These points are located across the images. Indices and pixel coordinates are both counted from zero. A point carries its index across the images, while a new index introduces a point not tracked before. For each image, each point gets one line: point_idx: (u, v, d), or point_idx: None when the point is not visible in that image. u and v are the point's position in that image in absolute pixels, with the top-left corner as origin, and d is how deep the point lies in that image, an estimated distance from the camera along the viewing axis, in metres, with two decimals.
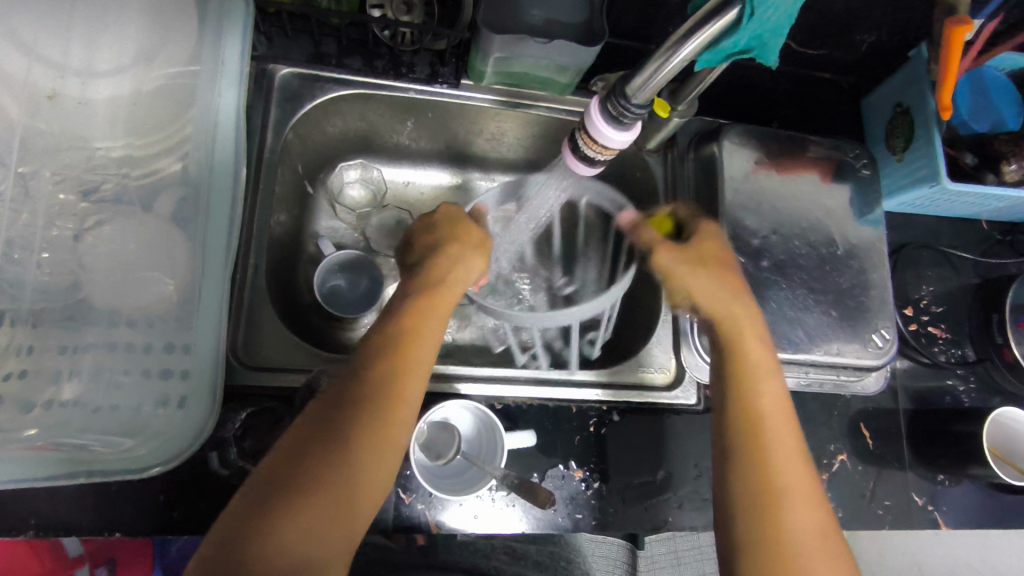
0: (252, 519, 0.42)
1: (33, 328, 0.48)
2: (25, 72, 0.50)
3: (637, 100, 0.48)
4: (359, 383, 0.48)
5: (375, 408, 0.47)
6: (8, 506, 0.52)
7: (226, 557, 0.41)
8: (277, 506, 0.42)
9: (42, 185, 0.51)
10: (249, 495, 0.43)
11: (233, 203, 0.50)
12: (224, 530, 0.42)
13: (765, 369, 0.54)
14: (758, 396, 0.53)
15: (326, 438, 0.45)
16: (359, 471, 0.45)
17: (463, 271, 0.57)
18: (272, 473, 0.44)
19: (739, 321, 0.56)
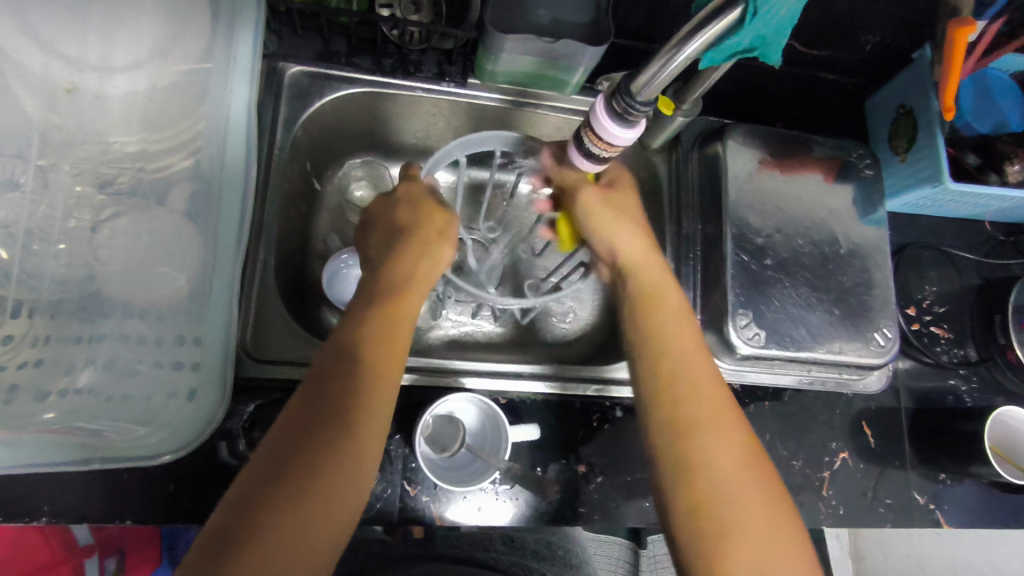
0: (249, 515, 0.42)
1: (51, 318, 0.49)
2: (43, 67, 0.52)
3: (641, 97, 0.47)
4: (346, 374, 0.49)
5: (361, 399, 0.49)
6: (24, 492, 0.53)
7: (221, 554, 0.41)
8: (273, 501, 0.43)
9: (60, 177, 0.52)
10: (243, 492, 0.44)
11: (244, 199, 0.51)
12: (219, 527, 0.43)
13: (699, 364, 0.56)
14: (686, 394, 0.54)
15: (318, 430, 0.46)
16: (353, 462, 0.46)
17: (429, 265, 0.58)
18: (264, 467, 0.45)
19: (660, 321, 0.58)
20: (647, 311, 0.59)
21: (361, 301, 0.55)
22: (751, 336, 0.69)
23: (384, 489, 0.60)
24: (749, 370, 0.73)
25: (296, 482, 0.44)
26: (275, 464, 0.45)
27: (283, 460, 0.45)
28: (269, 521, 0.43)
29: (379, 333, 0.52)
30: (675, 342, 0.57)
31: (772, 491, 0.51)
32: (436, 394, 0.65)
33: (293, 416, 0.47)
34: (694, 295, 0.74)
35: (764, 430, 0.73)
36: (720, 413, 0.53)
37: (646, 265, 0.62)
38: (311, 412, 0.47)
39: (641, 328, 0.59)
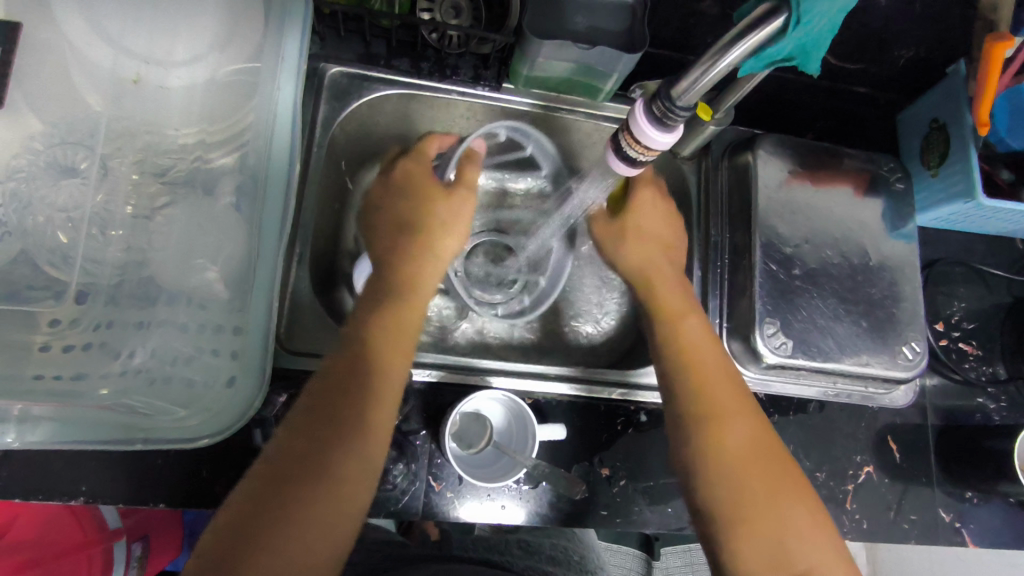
0: (273, 498, 0.45)
1: (109, 304, 0.50)
2: (111, 61, 0.54)
3: (682, 102, 0.48)
4: (354, 372, 0.51)
5: (368, 394, 0.50)
6: (65, 470, 0.54)
7: (241, 534, 0.43)
8: (295, 485, 0.45)
9: (121, 165, 0.54)
10: (263, 478, 0.46)
11: (288, 192, 0.53)
12: (239, 508, 0.44)
13: (716, 375, 0.58)
14: (713, 393, 0.57)
15: (327, 425, 0.48)
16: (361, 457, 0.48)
17: (437, 262, 0.61)
18: (277, 458, 0.46)
19: (687, 333, 0.61)
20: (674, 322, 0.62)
21: (371, 300, 0.56)
22: (778, 345, 0.69)
23: (410, 483, 0.61)
24: (774, 380, 0.73)
25: (307, 476, 0.46)
26: (286, 458, 0.46)
27: (303, 445, 0.47)
28: (281, 514, 0.44)
29: (383, 331, 0.54)
30: (703, 352, 0.59)
31: (796, 495, 0.54)
32: (463, 394, 0.65)
33: (306, 412, 0.49)
34: (720, 303, 0.74)
35: (788, 440, 0.72)
36: (743, 417, 0.56)
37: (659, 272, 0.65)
38: (322, 406, 0.49)
39: (669, 332, 0.61)
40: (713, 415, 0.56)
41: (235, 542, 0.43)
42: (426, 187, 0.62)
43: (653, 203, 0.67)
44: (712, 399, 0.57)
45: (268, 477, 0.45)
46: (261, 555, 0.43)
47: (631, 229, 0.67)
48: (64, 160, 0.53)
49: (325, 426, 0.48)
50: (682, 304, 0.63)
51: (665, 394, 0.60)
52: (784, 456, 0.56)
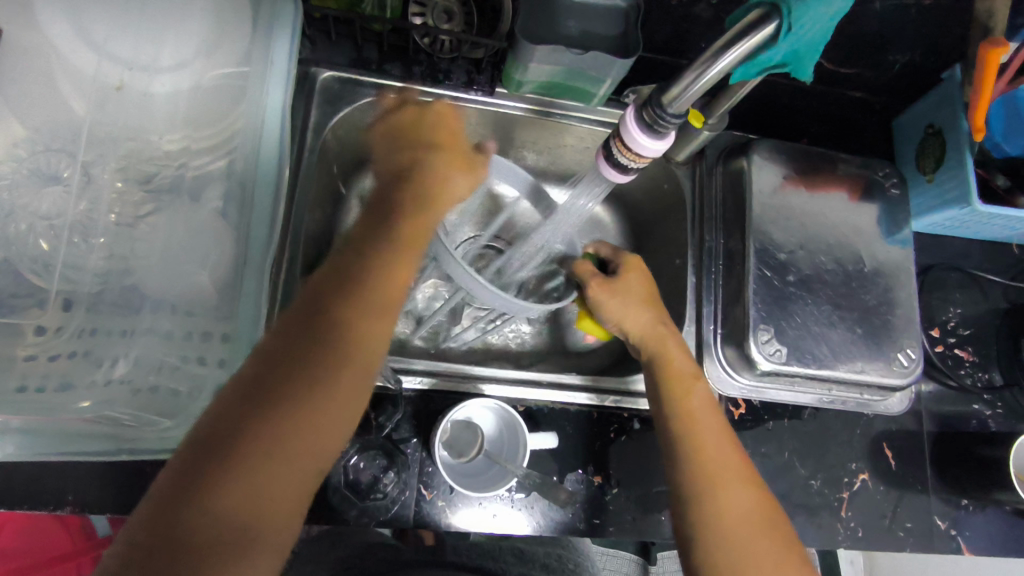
0: (224, 446, 0.41)
1: (89, 311, 0.47)
2: (95, 67, 0.53)
3: (671, 109, 0.48)
4: (333, 334, 0.46)
5: (338, 362, 0.45)
6: (47, 481, 0.54)
7: (188, 481, 0.40)
8: (248, 436, 0.41)
9: (104, 172, 0.53)
10: (217, 423, 0.42)
11: (276, 196, 0.54)
12: (191, 452, 0.41)
13: (719, 448, 0.57)
14: (714, 457, 0.57)
15: (294, 389, 0.44)
16: (322, 425, 0.44)
17: (439, 207, 0.56)
18: (235, 404, 0.42)
19: (694, 397, 0.60)
20: (668, 370, 0.61)
21: (361, 248, 0.51)
22: (772, 352, 0.68)
23: (401, 492, 0.60)
24: (769, 387, 0.72)
25: (262, 440, 0.42)
26: (248, 397, 0.43)
27: (264, 395, 0.43)
28: (228, 478, 0.40)
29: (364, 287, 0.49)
30: (699, 418, 0.58)
31: (791, 560, 0.54)
32: (454, 401, 0.65)
33: (267, 373, 0.44)
34: (714, 310, 0.73)
35: (783, 448, 0.72)
36: (744, 486, 0.56)
37: (654, 338, 0.62)
38: (291, 368, 0.44)
39: (668, 393, 0.60)
40: (717, 484, 0.55)
41: (182, 488, 0.40)
42: (435, 129, 0.59)
43: (643, 282, 0.65)
44: (712, 466, 0.56)
45: (222, 423, 0.42)
46: (202, 520, 0.39)
47: (625, 291, 0.63)
48: (47, 167, 0.52)
49: (291, 388, 0.43)
50: (689, 368, 0.61)
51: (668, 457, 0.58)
52: (781, 522, 0.56)
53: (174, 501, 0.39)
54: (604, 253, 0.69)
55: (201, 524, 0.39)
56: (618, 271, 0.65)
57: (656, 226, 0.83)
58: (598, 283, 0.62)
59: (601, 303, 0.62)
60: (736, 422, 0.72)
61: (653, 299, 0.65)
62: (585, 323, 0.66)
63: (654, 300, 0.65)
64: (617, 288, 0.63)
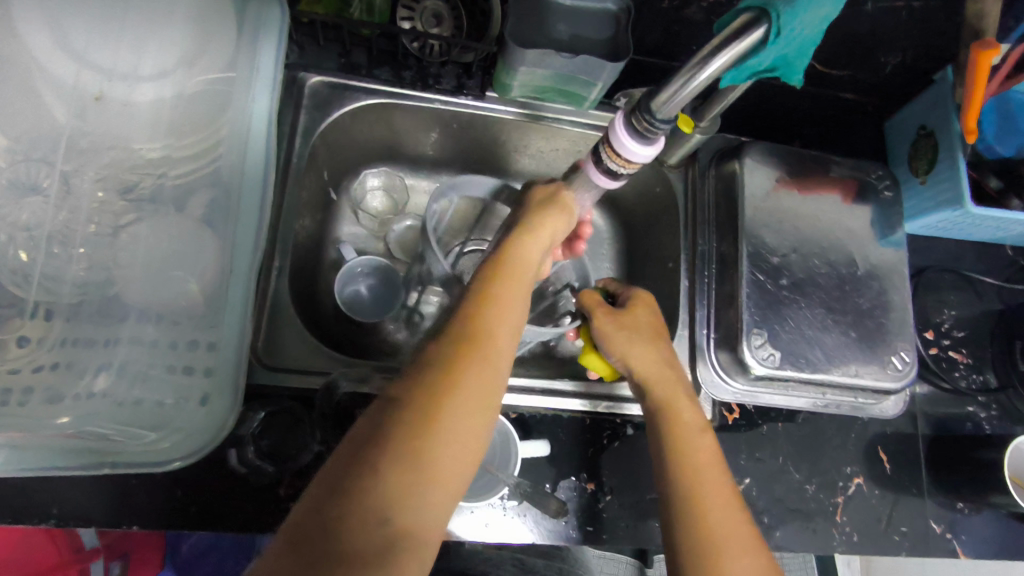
0: (349, 465, 0.37)
1: (67, 321, 0.48)
2: (74, 76, 0.52)
3: (660, 114, 0.47)
4: (449, 351, 0.42)
5: (459, 360, 0.42)
6: (32, 494, 0.53)
7: (316, 510, 0.35)
8: (373, 448, 0.37)
9: (84, 182, 0.52)
10: (345, 448, 0.38)
11: (262, 207, 0.52)
12: (318, 484, 0.37)
13: (714, 495, 0.54)
14: (715, 518, 0.53)
15: (411, 403, 0.39)
16: (448, 446, 0.39)
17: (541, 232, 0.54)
18: (362, 426, 0.39)
19: (700, 451, 0.56)
20: (670, 415, 0.58)
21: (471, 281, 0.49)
22: (765, 356, 0.68)
23: None
24: (763, 392, 0.71)
25: (383, 467, 0.37)
26: (374, 417, 0.39)
27: (387, 409, 0.39)
28: (347, 509, 0.35)
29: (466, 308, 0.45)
30: (702, 475, 0.55)
31: None
32: None
33: (390, 391, 0.41)
34: (707, 313, 0.73)
35: (777, 452, 0.71)
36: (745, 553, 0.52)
37: (667, 382, 0.60)
38: (404, 385, 0.41)
39: (671, 444, 0.57)
40: (716, 548, 0.51)
41: (309, 520, 0.35)
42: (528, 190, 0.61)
43: (654, 322, 0.63)
44: (712, 526, 0.52)
45: (349, 445, 0.38)
46: (330, 540, 0.34)
47: (633, 326, 0.62)
48: (27, 177, 0.51)
49: (404, 413, 0.39)
50: (694, 418, 0.58)
51: (663, 509, 0.55)
52: None
53: (305, 531, 0.35)
54: (612, 287, 0.68)
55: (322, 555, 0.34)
56: (627, 304, 0.64)
57: (649, 230, 0.82)
58: (603, 316, 0.61)
59: (605, 336, 0.61)
60: (729, 426, 0.71)
61: (662, 337, 0.63)
62: (589, 358, 0.64)
63: (663, 339, 0.63)
64: (624, 323, 0.61)
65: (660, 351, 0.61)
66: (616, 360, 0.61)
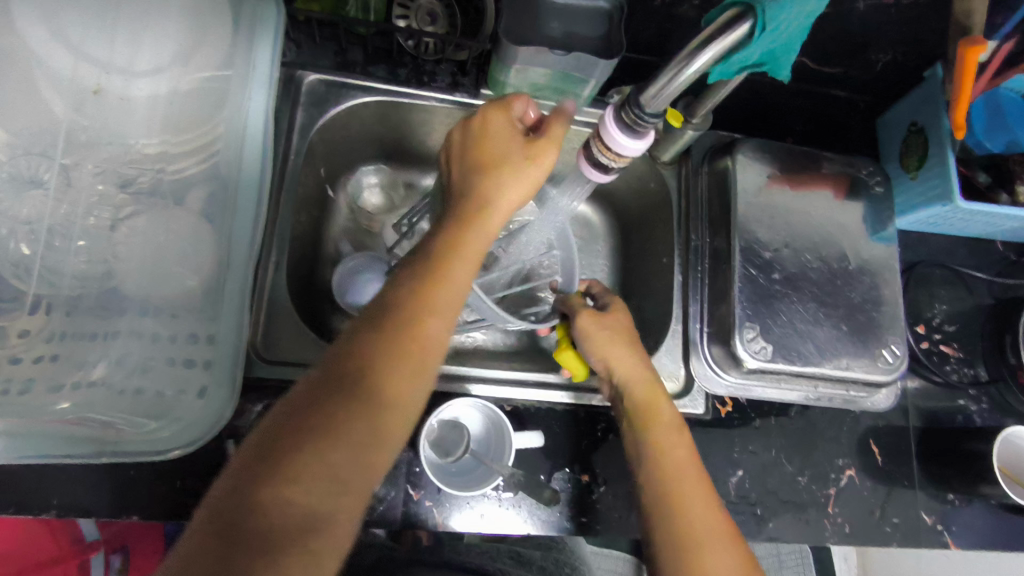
0: (281, 450, 0.39)
1: (67, 315, 0.48)
2: (71, 69, 0.52)
3: (649, 109, 0.48)
4: (393, 341, 0.44)
5: (403, 350, 0.44)
6: (31, 485, 0.53)
7: (242, 491, 0.37)
8: (308, 435, 0.39)
9: (84, 176, 0.53)
10: (279, 429, 0.40)
11: (260, 202, 0.52)
12: (248, 463, 0.39)
13: (699, 498, 0.55)
14: (693, 516, 0.54)
15: (353, 392, 0.42)
16: (382, 425, 0.42)
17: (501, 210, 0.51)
18: (299, 407, 0.41)
19: (674, 448, 0.57)
20: (647, 417, 0.59)
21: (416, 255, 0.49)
22: (757, 349, 0.69)
23: (388, 491, 0.61)
24: (756, 385, 0.72)
25: (318, 454, 0.39)
26: (310, 400, 0.41)
27: (328, 395, 0.41)
28: (277, 493, 0.37)
29: (417, 285, 0.46)
30: (679, 473, 0.56)
31: None
32: (441, 401, 0.65)
33: (331, 375, 0.42)
34: (700, 308, 0.74)
35: (770, 445, 0.72)
36: (725, 546, 0.53)
37: (646, 388, 0.60)
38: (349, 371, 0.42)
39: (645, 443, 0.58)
40: (697, 545, 0.53)
41: (236, 499, 0.37)
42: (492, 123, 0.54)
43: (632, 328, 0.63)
44: (692, 525, 0.54)
45: (284, 427, 0.40)
46: (256, 523, 0.36)
47: (614, 329, 0.61)
48: (27, 171, 0.52)
49: (345, 401, 0.41)
50: (671, 415, 0.59)
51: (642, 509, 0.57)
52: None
53: (234, 511, 0.37)
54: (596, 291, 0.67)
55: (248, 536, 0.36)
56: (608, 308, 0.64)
57: (644, 226, 0.83)
58: (586, 316, 0.61)
59: (588, 335, 0.60)
60: (723, 420, 0.72)
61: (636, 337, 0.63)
62: (565, 355, 0.63)
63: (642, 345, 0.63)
64: (605, 325, 0.61)
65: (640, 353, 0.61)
66: (597, 361, 0.61)
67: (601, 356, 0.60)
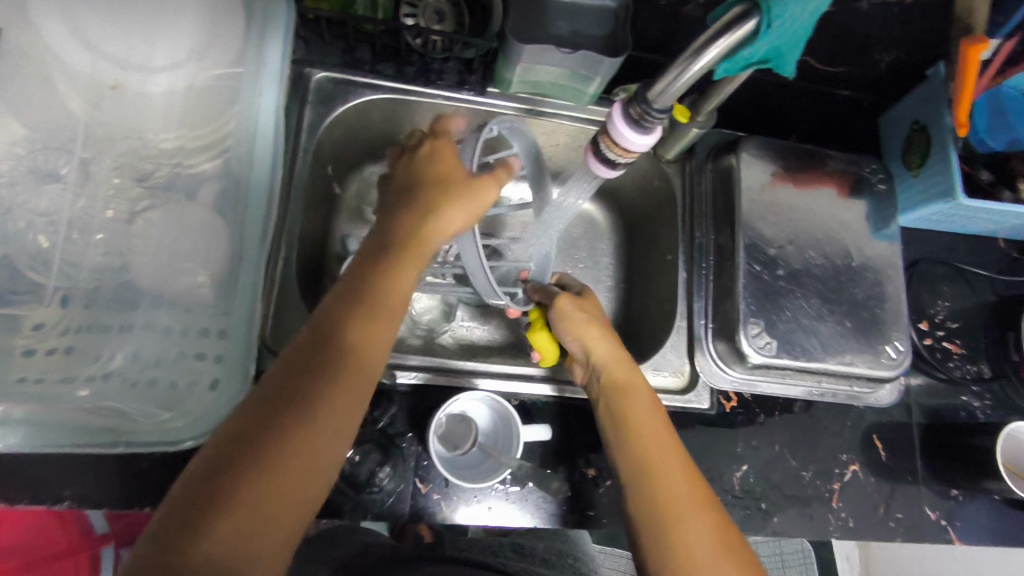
0: (232, 460, 0.42)
1: (85, 307, 0.50)
2: (91, 67, 0.54)
3: (658, 104, 0.49)
4: (336, 352, 0.48)
5: (347, 359, 0.48)
6: (46, 476, 0.54)
7: (193, 506, 0.40)
8: (259, 444, 0.43)
9: (101, 170, 0.54)
10: (228, 440, 0.43)
11: (271, 197, 0.53)
12: (199, 477, 0.41)
13: (675, 473, 0.54)
14: (671, 485, 0.54)
15: (300, 400, 0.45)
16: (329, 427, 0.46)
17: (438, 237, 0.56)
18: (246, 418, 0.44)
19: (649, 428, 0.57)
20: (622, 397, 0.59)
21: (358, 268, 0.54)
22: (763, 345, 0.69)
23: (397, 485, 0.61)
24: (760, 379, 0.72)
25: (269, 463, 0.42)
26: (260, 408, 0.44)
27: (276, 404, 0.45)
28: (232, 503, 0.40)
29: (359, 300, 0.51)
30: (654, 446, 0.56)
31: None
32: (449, 396, 0.65)
33: (278, 386, 0.46)
34: (705, 304, 0.75)
35: (775, 440, 0.73)
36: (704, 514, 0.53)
37: (623, 366, 0.60)
38: (295, 381, 0.46)
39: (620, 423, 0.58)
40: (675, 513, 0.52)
41: (187, 514, 0.40)
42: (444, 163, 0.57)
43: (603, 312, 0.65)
44: (669, 493, 0.53)
45: (235, 438, 0.43)
46: (208, 540, 0.39)
47: (589, 310, 0.63)
48: (45, 165, 0.53)
49: (294, 410, 0.45)
50: (643, 396, 0.59)
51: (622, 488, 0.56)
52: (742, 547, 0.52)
53: (189, 526, 0.39)
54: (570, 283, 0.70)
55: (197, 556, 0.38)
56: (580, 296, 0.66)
57: (649, 224, 0.84)
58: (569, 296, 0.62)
59: (564, 313, 0.61)
60: (728, 415, 0.73)
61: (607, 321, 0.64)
62: (538, 336, 0.65)
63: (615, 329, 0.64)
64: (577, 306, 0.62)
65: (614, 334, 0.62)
66: (570, 339, 0.62)
67: (574, 337, 0.61)
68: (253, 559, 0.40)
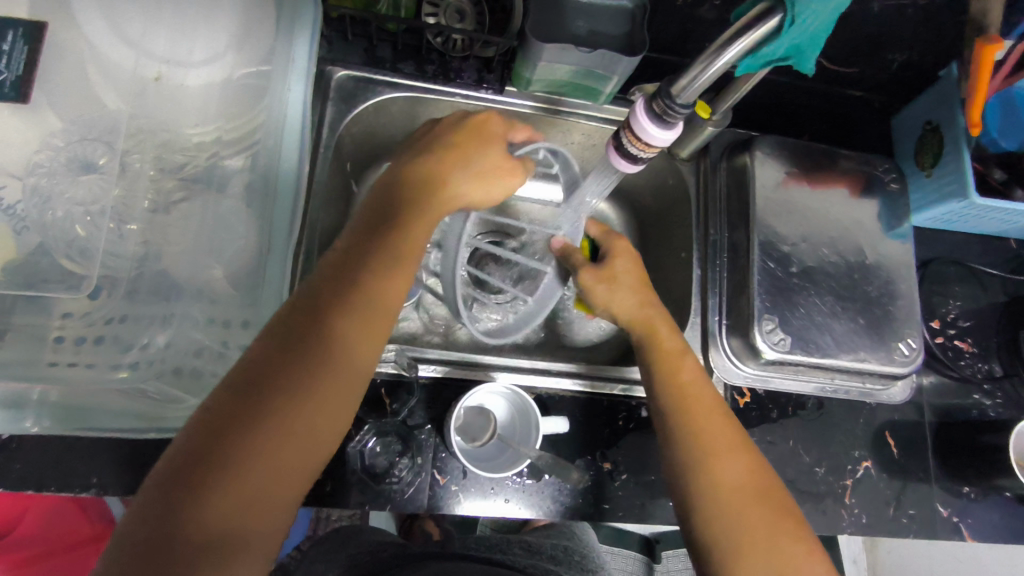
0: (225, 433, 0.41)
1: (121, 296, 0.50)
2: (133, 62, 0.56)
3: (680, 100, 0.50)
4: (334, 332, 0.47)
5: (347, 338, 0.47)
6: (74, 462, 0.55)
7: (187, 474, 0.40)
8: (253, 419, 0.42)
9: (136, 161, 0.55)
10: (221, 410, 0.42)
11: (298, 190, 0.55)
12: (193, 446, 0.41)
13: (709, 404, 0.58)
14: (705, 411, 0.58)
15: (295, 376, 0.44)
16: (325, 405, 0.45)
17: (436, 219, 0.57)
18: (239, 391, 0.43)
19: (684, 369, 0.60)
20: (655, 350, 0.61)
21: (360, 244, 0.52)
22: (777, 341, 0.70)
23: (416, 476, 0.62)
24: (773, 376, 0.73)
25: (263, 439, 0.42)
26: (254, 381, 0.44)
27: (270, 377, 0.44)
28: (228, 477, 0.41)
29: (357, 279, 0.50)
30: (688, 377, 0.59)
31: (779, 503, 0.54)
32: (466, 389, 0.66)
33: (272, 360, 0.44)
34: (719, 301, 0.75)
35: (788, 436, 0.73)
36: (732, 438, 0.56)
37: (648, 326, 0.63)
38: (289, 357, 0.45)
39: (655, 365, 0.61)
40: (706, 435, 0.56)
41: (180, 482, 0.40)
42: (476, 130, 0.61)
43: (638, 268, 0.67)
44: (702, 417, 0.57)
45: (229, 410, 0.42)
46: (202, 510, 0.40)
47: (615, 270, 0.65)
48: (86, 155, 0.53)
49: (289, 387, 0.44)
50: (676, 343, 0.62)
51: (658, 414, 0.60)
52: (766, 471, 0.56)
53: (183, 494, 0.40)
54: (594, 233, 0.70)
55: (191, 523, 0.39)
56: (608, 254, 0.67)
57: (662, 223, 0.84)
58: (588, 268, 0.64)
59: (594, 285, 0.64)
60: (741, 411, 0.73)
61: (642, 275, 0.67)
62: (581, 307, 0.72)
63: (644, 283, 0.66)
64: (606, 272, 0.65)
65: (642, 293, 0.64)
66: (605, 309, 0.65)
67: (606, 304, 0.64)
68: (249, 529, 0.41)
